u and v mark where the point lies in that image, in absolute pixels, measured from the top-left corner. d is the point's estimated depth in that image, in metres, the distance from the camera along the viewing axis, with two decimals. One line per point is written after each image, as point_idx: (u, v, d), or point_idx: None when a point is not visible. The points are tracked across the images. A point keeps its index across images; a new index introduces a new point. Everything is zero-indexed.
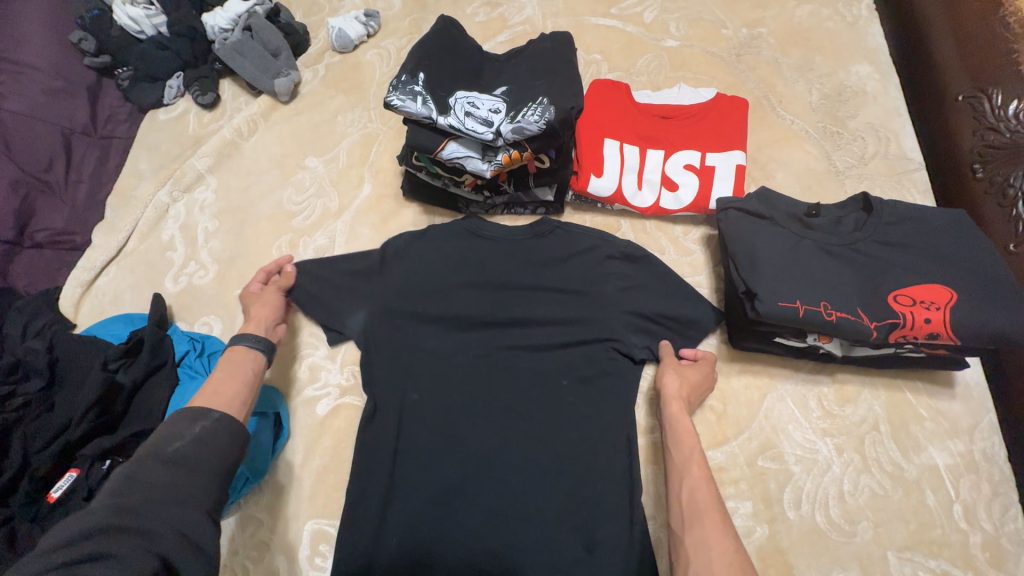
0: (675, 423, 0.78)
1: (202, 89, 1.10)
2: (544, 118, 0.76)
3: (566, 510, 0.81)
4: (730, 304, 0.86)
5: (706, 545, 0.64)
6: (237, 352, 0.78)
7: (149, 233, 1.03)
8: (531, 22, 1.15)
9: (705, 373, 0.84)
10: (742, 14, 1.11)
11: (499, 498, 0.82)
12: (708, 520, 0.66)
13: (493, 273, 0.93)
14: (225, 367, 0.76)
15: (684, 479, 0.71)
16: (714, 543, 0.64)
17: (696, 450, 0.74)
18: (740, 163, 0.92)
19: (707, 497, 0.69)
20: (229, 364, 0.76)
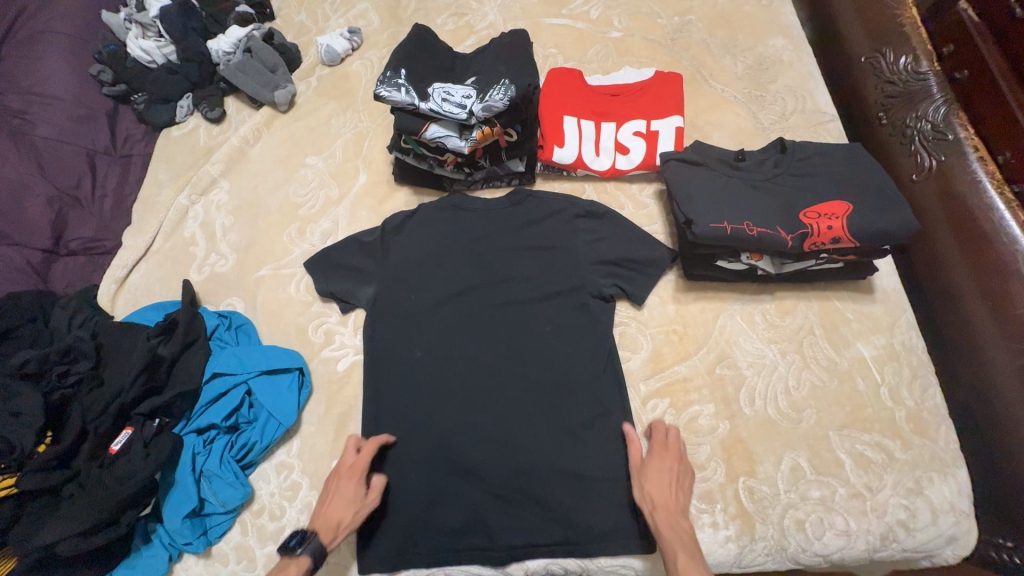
0: (665, 532, 0.78)
1: (210, 105, 1.25)
2: (507, 96, 0.92)
3: (557, 431, 0.93)
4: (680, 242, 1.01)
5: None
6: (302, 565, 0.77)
7: (172, 232, 1.16)
8: (494, 26, 1.33)
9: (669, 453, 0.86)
10: (673, 5, 1.29)
11: (498, 430, 0.94)
12: None
13: (479, 241, 1.08)
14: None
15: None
16: None
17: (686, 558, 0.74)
18: (679, 125, 1.08)
19: None
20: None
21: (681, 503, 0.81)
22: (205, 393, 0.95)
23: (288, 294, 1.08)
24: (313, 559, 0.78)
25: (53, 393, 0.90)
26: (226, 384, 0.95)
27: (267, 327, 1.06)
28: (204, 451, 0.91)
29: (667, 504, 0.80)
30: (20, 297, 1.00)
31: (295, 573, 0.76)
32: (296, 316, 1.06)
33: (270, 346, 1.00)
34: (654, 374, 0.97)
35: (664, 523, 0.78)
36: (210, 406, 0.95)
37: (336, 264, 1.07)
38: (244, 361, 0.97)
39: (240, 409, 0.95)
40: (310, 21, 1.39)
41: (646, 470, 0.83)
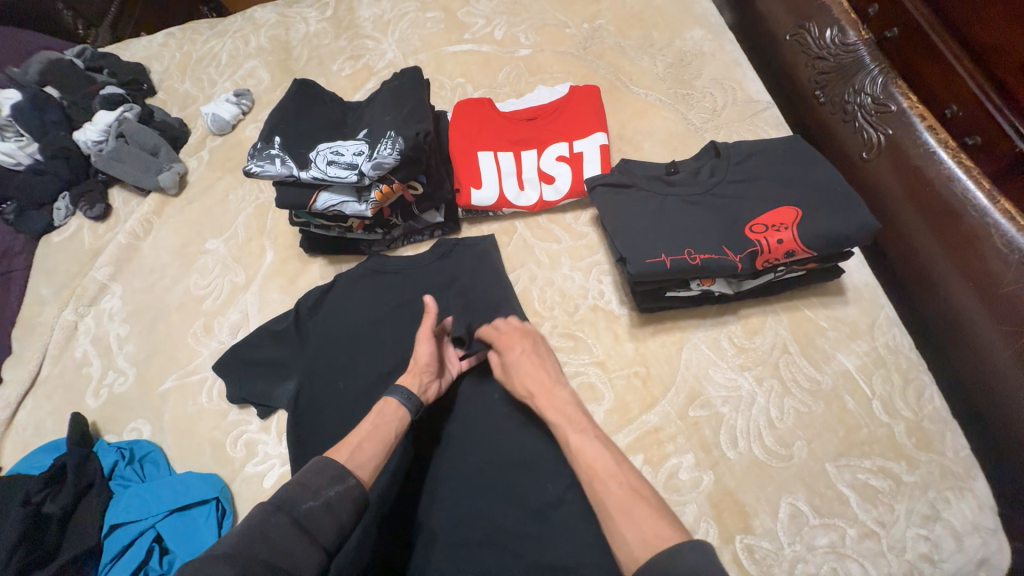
0: (547, 407, 0.77)
1: (90, 203, 1.11)
2: (396, 149, 0.80)
3: (521, 518, 0.80)
4: None
5: (626, 522, 0.60)
6: (390, 403, 0.78)
7: (60, 355, 1.01)
8: (394, 64, 1.22)
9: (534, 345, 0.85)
10: (580, 12, 1.20)
11: (456, 530, 0.81)
12: (618, 496, 0.62)
13: (404, 307, 0.96)
14: (374, 415, 0.76)
15: (583, 457, 0.69)
16: (629, 521, 0.60)
17: (582, 431, 0.72)
18: (604, 142, 0.98)
19: (609, 469, 0.66)
20: (378, 414, 0.76)
21: (555, 379, 0.81)
22: (106, 550, 0.81)
23: (199, 407, 0.94)
24: (396, 393, 0.79)
25: None
26: (130, 534, 0.81)
27: (178, 450, 0.92)
28: None
29: (543, 387, 0.79)
30: None
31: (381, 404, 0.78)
32: (210, 431, 0.92)
33: (181, 475, 0.86)
34: (622, 429, 0.84)
35: (545, 403, 0.77)
36: (113, 565, 0.80)
37: (248, 362, 0.94)
38: (150, 502, 0.83)
39: (149, 563, 0.80)
40: (195, 89, 1.27)
41: (513, 362, 0.83)
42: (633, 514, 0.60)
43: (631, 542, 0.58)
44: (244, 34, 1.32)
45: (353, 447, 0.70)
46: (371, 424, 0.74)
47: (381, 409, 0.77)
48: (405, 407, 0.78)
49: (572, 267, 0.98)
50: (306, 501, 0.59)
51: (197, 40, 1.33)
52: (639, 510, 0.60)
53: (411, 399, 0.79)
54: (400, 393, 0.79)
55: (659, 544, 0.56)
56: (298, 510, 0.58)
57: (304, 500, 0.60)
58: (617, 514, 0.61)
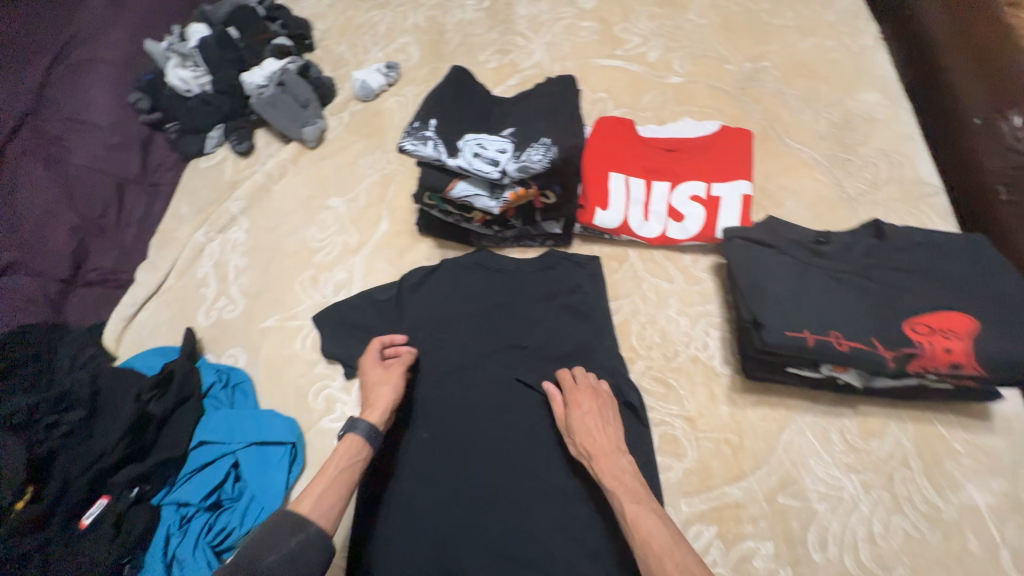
0: (604, 472, 0.73)
1: (239, 139, 1.20)
2: (547, 157, 0.79)
3: (549, 536, 0.78)
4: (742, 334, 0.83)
5: None
6: (354, 442, 0.75)
7: (185, 270, 1.11)
8: (540, 66, 1.23)
9: (599, 401, 0.81)
10: (744, 50, 1.15)
11: (480, 531, 0.79)
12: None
13: (501, 308, 0.95)
14: (339, 456, 0.74)
15: (640, 532, 0.65)
16: None
17: (638, 504, 0.68)
18: (746, 192, 0.93)
19: (666, 549, 0.63)
20: (344, 457, 0.73)
21: (616, 444, 0.76)
22: (190, 461, 0.87)
23: (292, 351, 0.99)
24: (363, 433, 0.76)
25: (39, 446, 0.86)
26: (212, 454, 0.86)
27: (266, 386, 0.97)
28: (178, 533, 0.81)
29: (604, 449, 0.75)
30: (30, 331, 0.98)
31: (346, 447, 0.74)
32: (297, 377, 0.97)
33: (265, 411, 0.91)
34: (699, 494, 0.79)
35: (604, 468, 0.73)
36: (192, 477, 0.86)
37: (346, 323, 0.98)
38: (235, 429, 0.88)
39: (224, 485, 0.85)
40: (349, 53, 1.34)
41: (574, 419, 0.78)
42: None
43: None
44: (405, 11, 1.38)
45: (318, 494, 0.69)
46: (337, 468, 0.72)
47: (346, 449, 0.74)
48: (369, 444, 0.76)
49: (680, 311, 0.93)
50: (268, 556, 0.61)
51: (361, 8, 1.41)
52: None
53: (374, 435, 0.77)
54: (370, 433, 0.76)
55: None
56: (257, 567, 0.60)
57: (267, 554, 0.61)
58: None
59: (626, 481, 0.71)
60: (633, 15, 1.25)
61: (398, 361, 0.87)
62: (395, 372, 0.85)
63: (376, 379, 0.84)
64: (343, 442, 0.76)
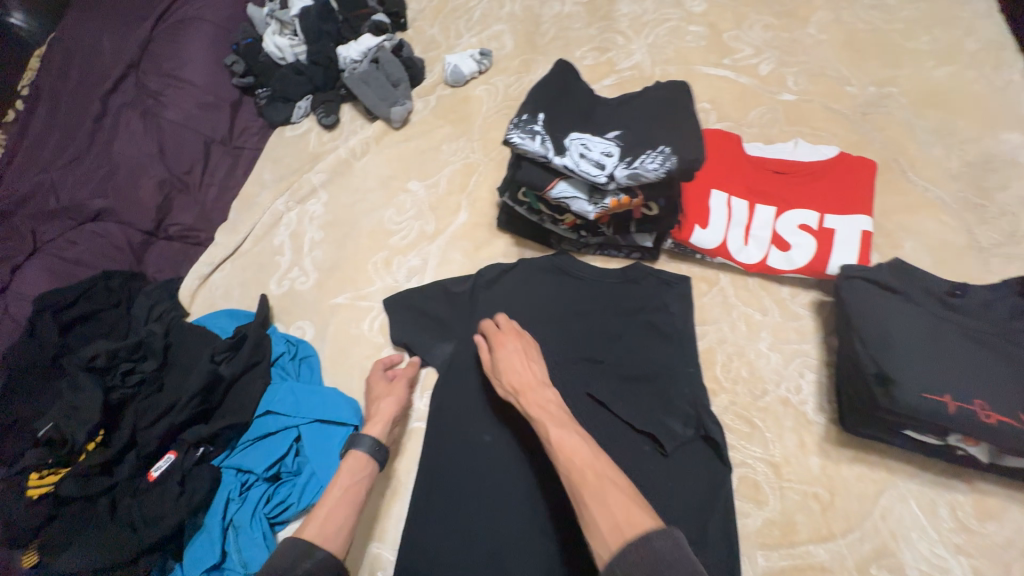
0: (528, 401, 0.71)
1: (326, 111, 1.20)
2: (664, 166, 0.74)
3: (554, 523, 0.76)
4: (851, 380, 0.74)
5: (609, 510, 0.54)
6: (357, 460, 0.77)
7: (262, 237, 1.11)
8: (639, 67, 1.17)
9: (527, 343, 0.80)
10: (870, 72, 1.05)
11: (485, 512, 0.78)
12: (609, 489, 0.56)
13: (578, 318, 0.91)
14: (343, 476, 0.74)
15: (564, 448, 0.62)
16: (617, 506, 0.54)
17: (563, 423, 0.66)
18: (866, 229, 0.84)
19: (587, 461, 0.60)
20: (348, 475, 0.74)
21: (540, 378, 0.74)
22: (254, 428, 0.87)
23: (360, 331, 0.98)
24: (367, 450, 0.78)
25: (115, 391, 0.88)
26: (277, 425, 0.86)
27: (331, 364, 0.97)
28: (237, 499, 0.81)
29: (527, 383, 0.73)
30: (112, 277, 1.01)
31: (352, 464, 0.76)
32: (363, 358, 0.96)
33: (330, 389, 0.90)
34: (780, 548, 0.73)
35: (529, 398, 0.71)
36: (254, 445, 0.86)
37: (416, 310, 0.95)
38: (300, 403, 0.88)
39: (285, 458, 0.85)
40: (441, 36, 1.32)
41: (499, 359, 0.77)
42: (609, 507, 0.54)
43: (600, 529, 0.53)
44: None
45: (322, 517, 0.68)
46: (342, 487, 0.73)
47: (350, 468, 0.76)
48: (372, 460, 0.77)
49: (772, 346, 0.87)
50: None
51: None
52: (613, 499, 0.55)
53: (377, 451, 0.78)
54: (375, 451, 0.78)
55: (628, 531, 0.51)
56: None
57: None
58: (591, 505, 0.56)
59: (552, 407, 0.69)
60: (746, 23, 1.17)
61: (400, 375, 0.89)
62: (396, 388, 0.87)
63: (379, 393, 0.87)
64: (346, 461, 0.77)
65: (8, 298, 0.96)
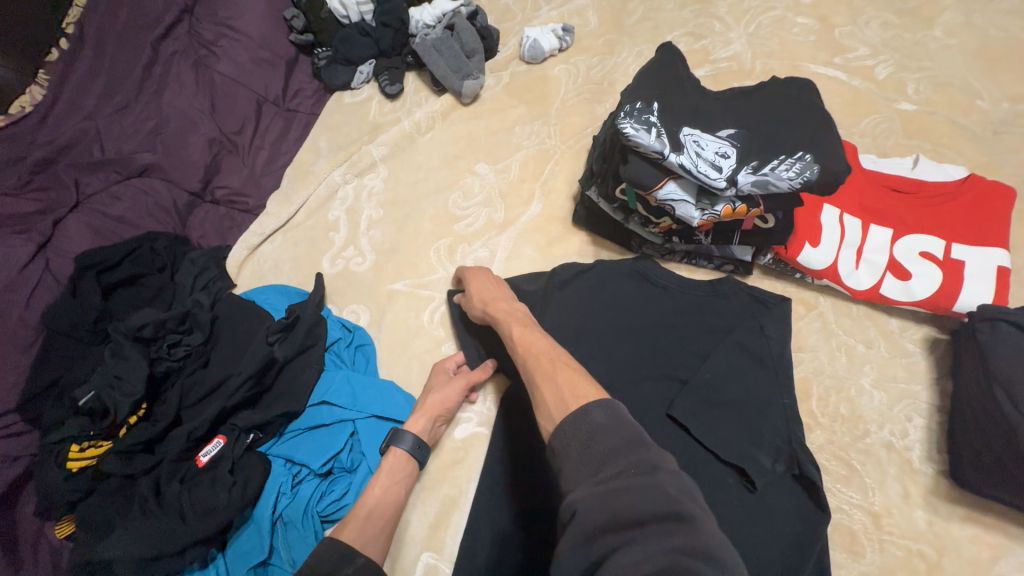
0: (495, 312, 0.76)
1: (391, 79, 1.11)
2: (801, 176, 0.66)
3: None
4: (989, 435, 0.66)
5: (557, 384, 0.57)
6: (398, 457, 0.74)
7: (316, 210, 1.04)
8: (738, 59, 1.06)
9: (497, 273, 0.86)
10: (1004, 87, 0.95)
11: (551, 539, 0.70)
12: (561, 370, 0.59)
13: (660, 331, 0.83)
14: (382, 475, 0.72)
15: (526, 343, 0.67)
16: (564, 379, 0.58)
17: (524, 325, 0.71)
18: (1002, 265, 0.76)
19: (545, 350, 0.64)
20: (388, 473, 0.72)
21: (508, 293, 0.80)
22: (307, 417, 0.82)
23: (420, 323, 0.91)
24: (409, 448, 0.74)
25: (159, 364, 0.82)
26: (332, 417, 0.80)
27: (388, 355, 0.90)
28: (288, 494, 0.76)
29: (496, 297, 0.79)
30: (157, 240, 0.93)
31: (390, 461, 0.74)
32: (422, 352, 0.89)
33: (387, 383, 0.84)
34: None
35: (494, 310, 0.76)
36: (307, 436, 0.81)
37: None
38: (357, 396, 0.82)
39: (340, 454, 0.79)
40: (517, 6, 1.21)
41: (470, 282, 0.83)
42: (557, 383, 0.57)
43: (548, 405, 0.56)
44: None
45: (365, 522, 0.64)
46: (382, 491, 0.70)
47: (391, 465, 0.73)
48: (413, 460, 0.75)
49: (877, 383, 0.79)
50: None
51: None
52: (563, 378, 0.58)
53: (417, 449, 0.75)
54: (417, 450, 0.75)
55: (570, 400, 0.54)
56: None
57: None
58: (543, 386, 0.59)
59: (520, 316, 0.74)
60: (862, 19, 1.05)
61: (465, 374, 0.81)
62: (455, 385, 0.80)
63: (436, 386, 0.80)
64: (386, 458, 0.74)
65: (48, 253, 0.88)
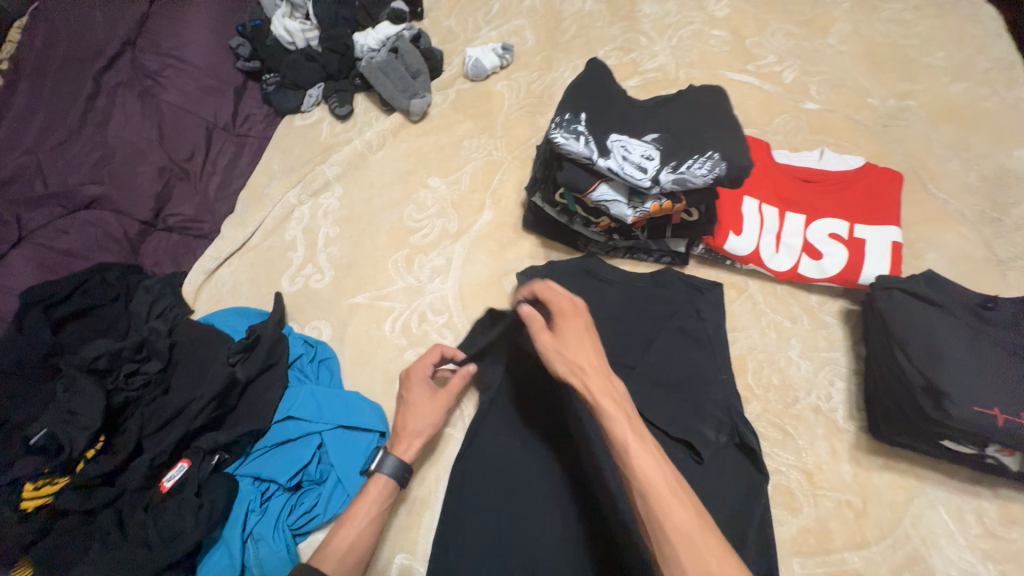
0: (600, 396, 0.59)
1: (340, 101, 1.15)
2: (712, 173, 0.74)
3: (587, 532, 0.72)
4: (891, 390, 0.75)
5: (694, 545, 0.50)
6: (383, 484, 0.71)
7: (273, 231, 1.06)
8: (663, 69, 1.16)
9: (581, 320, 0.67)
10: (890, 85, 1.08)
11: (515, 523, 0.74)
12: (699, 526, 0.51)
13: (609, 322, 0.89)
14: (370, 499, 0.70)
15: (649, 460, 0.54)
16: (700, 536, 0.50)
17: (640, 427, 0.57)
18: (895, 240, 0.86)
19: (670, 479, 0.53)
20: (375, 500, 0.70)
21: (605, 361, 0.63)
22: (273, 433, 0.83)
23: (382, 333, 0.94)
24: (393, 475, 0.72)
25: (116, 395, 0.81)
26: (299, 431, 0.82)
27: (352, 367, 0.92)
28: (258, 510, 0.77)
29: (595, 368, 0.62)
30: (108, 271, 0.92)
31: (376, 490, 0.71)
32: (385, 361, 0.92)
33: (352, 393, 0.86)
34: (814, 557, 0.74)
35: (598, 390, 0.60)
36: (274, 452, 0.82)
37: None
38: (323, 408, 0.84)
39: (308, 467, 0.80)
40: (458, 28, 1.27)
41: (562, 335, 0.65)
42: (693, 539, 0.50)
43: (680, 562, 0.49)
44: None
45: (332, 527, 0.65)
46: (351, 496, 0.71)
47: (377, 491, 0.71)
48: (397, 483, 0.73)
49: (802, 353, 0.87)
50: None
51: None
52: (699, 533, 0.50)
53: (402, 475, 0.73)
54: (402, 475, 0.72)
55: (711, 562, 0.49)
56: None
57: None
58: (671, 535, 0.51)
59: (630, 408, 0.59)
60: (768, 30, 1.17)
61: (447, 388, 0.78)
62: (438, 401, 0.77)
63: (417, 403, 0.77)
64: (372, 483, 0.72)
65: None
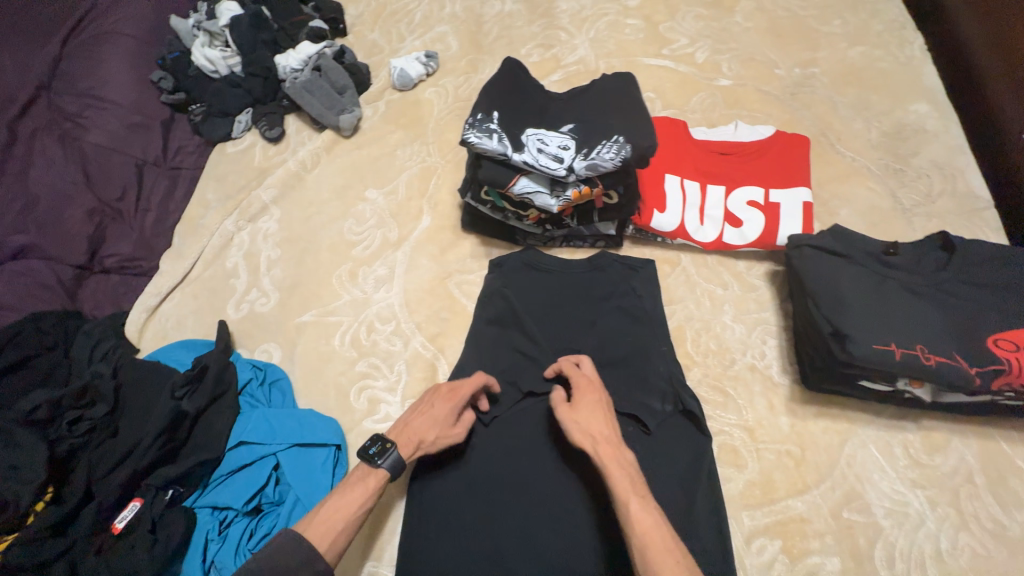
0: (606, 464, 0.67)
1: (270, 124, 1.15)
2: (620, 155, 0.77)
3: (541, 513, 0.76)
4: (810, 340, 0.79)
5: None
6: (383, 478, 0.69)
7: (213, 260, 1.06)
8: (584, 61, 1.20)
9: (599, 399, 0.75)
10: (794, 55, 1.14)
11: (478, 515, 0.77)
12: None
13: (551, 310, 0.91)
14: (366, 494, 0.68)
15: (644, 519, 0.61)
16: None
17: (639, 491, 0.64)
18: (806, 201, 0.91)
19: (663, 541, 0.59)
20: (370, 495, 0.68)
21: (618, 436, 0.71)
22: (227, 461, 0.83)
23: (331, 348, 0.95)
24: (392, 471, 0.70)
25: (60, 444, 0.79)
26: (253, 455, 0.82)
27: (305, 385, 0.93)
28: (217, 539, 0.77)
29: (608, 440, 0.70)
30: (42, 319, 0.90)
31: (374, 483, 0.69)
32: (337, 375, 0.93)
33: (305, 411, 0.87)
34: (761, 507, 0.78)
35: (608, 459, 0.67)
36: (230, 479, 0.82)
37: None
38: (275, 429, 0.84)
39: (266, 488, 0.81)
40: (383, 40, 1.29)
41: (580, 410, 0.73)
42: None
43: None
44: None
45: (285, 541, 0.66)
46: None
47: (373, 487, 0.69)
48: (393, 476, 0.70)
49: (735, 317, 0.92)
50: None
51: None
52: None
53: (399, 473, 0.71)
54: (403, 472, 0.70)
55: None
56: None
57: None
58: None
59: (636, 477, 0.67)
60: (679, 14, 1.22)
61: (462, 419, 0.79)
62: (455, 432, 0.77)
63: (438, 418, 0.76)
64: (373, 475, 0.69)
65: None
